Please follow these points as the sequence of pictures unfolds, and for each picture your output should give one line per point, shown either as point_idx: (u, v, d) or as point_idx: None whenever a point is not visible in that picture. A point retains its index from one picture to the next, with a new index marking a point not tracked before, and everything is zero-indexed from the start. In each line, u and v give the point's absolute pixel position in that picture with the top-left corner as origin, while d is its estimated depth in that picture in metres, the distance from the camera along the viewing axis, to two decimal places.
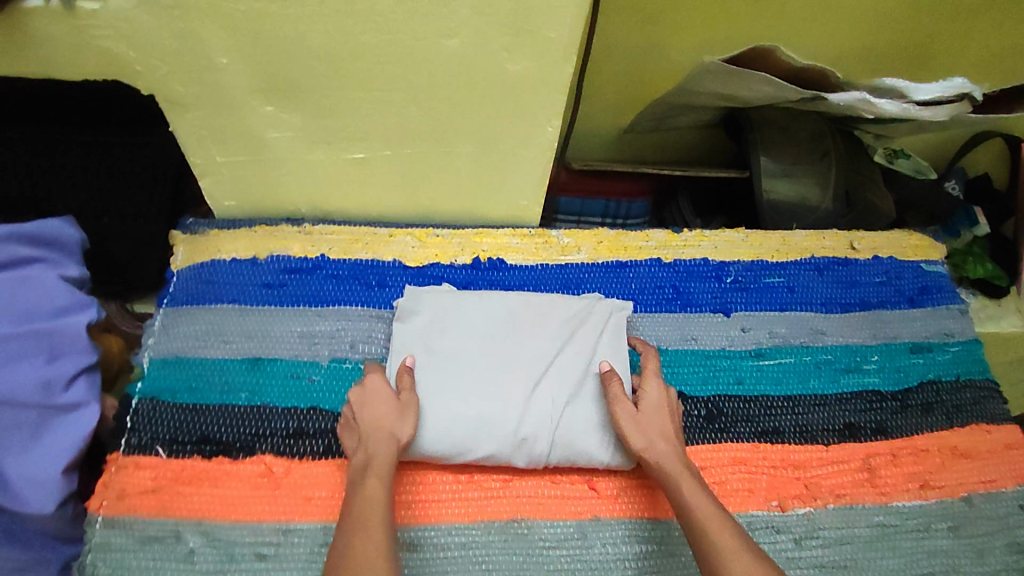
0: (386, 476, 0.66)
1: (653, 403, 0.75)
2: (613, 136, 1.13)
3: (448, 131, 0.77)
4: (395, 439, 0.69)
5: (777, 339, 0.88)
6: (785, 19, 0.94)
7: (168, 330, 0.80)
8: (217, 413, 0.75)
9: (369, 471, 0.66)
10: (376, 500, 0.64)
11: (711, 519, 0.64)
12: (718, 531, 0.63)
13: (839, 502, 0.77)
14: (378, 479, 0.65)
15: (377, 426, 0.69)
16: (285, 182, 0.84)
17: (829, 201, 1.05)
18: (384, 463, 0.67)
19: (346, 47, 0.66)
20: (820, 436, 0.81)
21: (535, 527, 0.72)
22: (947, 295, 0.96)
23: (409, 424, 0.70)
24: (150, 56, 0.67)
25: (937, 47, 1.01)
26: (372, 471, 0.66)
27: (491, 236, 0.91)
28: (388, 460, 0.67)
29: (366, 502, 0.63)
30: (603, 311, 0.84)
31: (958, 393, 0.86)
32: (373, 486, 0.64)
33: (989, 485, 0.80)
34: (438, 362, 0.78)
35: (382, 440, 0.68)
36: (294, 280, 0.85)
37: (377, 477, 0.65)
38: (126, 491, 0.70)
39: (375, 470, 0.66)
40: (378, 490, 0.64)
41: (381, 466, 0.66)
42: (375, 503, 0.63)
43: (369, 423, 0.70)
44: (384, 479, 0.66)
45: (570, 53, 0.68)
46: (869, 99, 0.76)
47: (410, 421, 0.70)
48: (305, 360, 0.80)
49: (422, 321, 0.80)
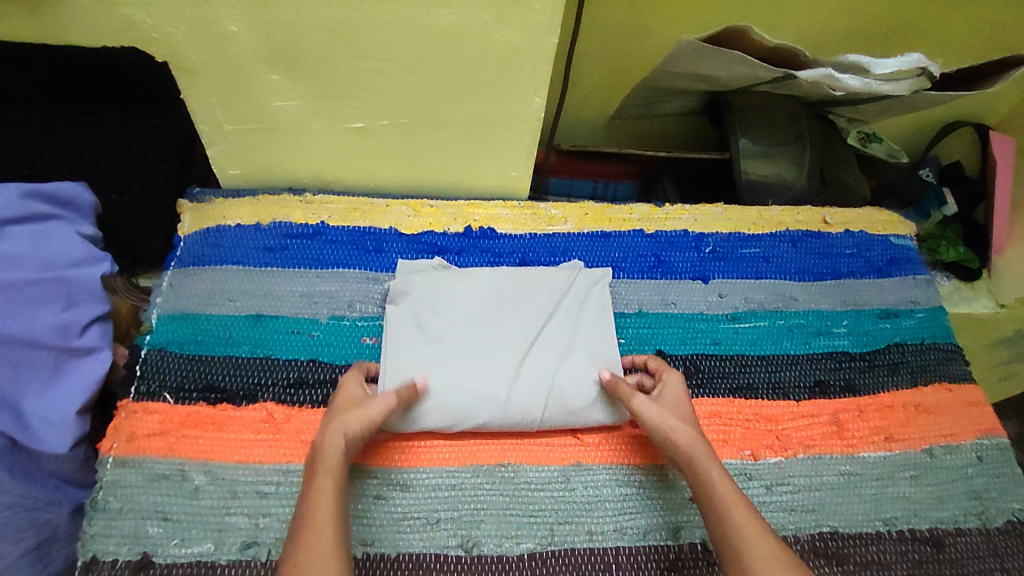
0: (337, 475, 0.65)
1: (672, 397, 0.79)
2: (601, 120, 1.18)
3: (443, 101, 0.83)
4: (349, 433, 0.68)
5: (752, 304, 0.93)
6: (759, 5, 1.00)
7: (175, 289, 0.85)
8: (222, 363, 0.79)
9: (318, 470, 0.65)
10: (328, 497, 0.63)
11: (733, 499, 0.66)
12: (739, 510, 0.65)
13: (808, 452, 0.82)
14: (332, 476, 0.65)
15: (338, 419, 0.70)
16: (289, 151, 0.89)
17: (805, 179, 1.10)
18: (333, 458, 0.66)
19: (347, 16, 0.71)
20: (791, 393, 0.86)
21: (521, 471, 0.77)
22: (914, 266, 1.01)
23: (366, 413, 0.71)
24: (165, 23, 0.72)
25: (904, 34, 1.08)
26: (322, 469, 0.65)
27: (482, 207, 0.97)
28: (337, 458, 0.66)
29: (317, 500, 0.62)
30: (584, 282, 0.89)
31: (923, 354, 0.91)
32: (324, 484, 0.64)
33: (950, 438, 0.85)
34: (430, 340, 0.82)
35: (335, 432, 0.68)
36: (295, 245, 0.89)
37: (330, 477, 0.64)
38: (135, 433, 0.74)
39: (325, 467, 0.65)
40: (329, 488, 0.63)
41: (329, 462, 0.66)
42: (323, 502, 0.62)
43: (337, 415, 0.70)
44: (336, 476, 0.65)
45: (555, 24, 0.74)
46: (834, 74, 0.82)
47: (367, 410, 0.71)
48: (306, 317, 0.84)
49: (415, 296, 0.84)
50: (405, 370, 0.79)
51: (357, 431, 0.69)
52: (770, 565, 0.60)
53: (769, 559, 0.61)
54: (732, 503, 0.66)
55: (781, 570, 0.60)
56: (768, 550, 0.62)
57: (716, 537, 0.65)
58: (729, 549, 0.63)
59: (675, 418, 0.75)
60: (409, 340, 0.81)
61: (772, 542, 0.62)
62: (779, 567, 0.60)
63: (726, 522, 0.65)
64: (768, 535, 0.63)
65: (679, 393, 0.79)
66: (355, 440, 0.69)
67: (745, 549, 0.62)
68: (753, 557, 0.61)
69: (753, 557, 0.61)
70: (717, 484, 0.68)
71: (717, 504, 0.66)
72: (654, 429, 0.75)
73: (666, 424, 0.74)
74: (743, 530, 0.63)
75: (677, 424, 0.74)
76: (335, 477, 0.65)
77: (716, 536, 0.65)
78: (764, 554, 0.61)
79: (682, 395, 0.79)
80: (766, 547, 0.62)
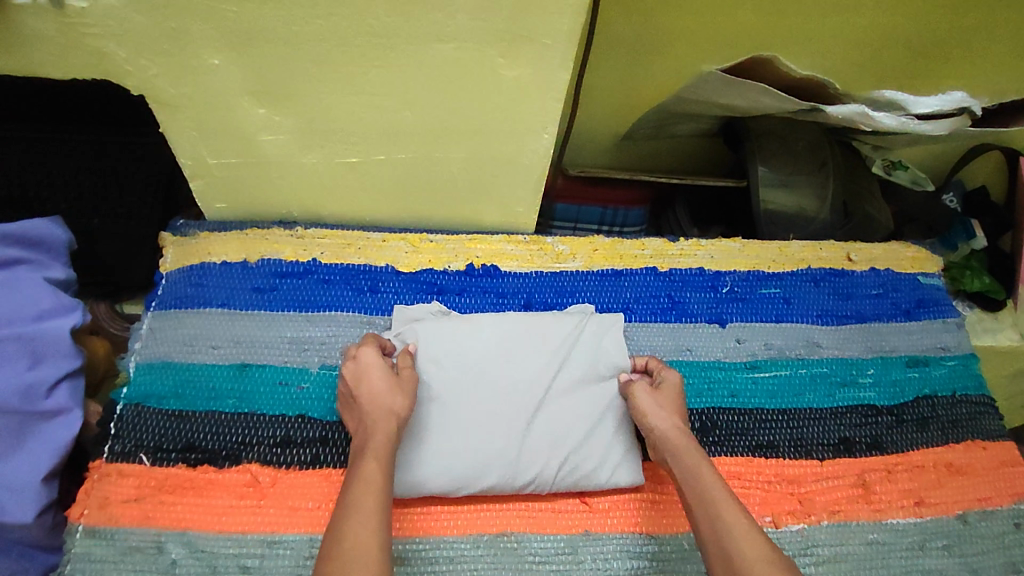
0: (383, 459, 0.64)
1: (671, 390, 0.76)
2: (610, 139, 1.09)
3: (443, 135, 0.77)
4: (394, 417, 0.68)
5: (773, 351, 0.87)
6: (783, 29, 0.93)
7: (155, 334, 0.79)
8: (203, 420, 0.74)
9: (365, 454, 0.64)
10: (373, 481, 0.61)
11: (727, 502, 0.64)
12: (732, 512, 0.62)
13: (834, 519, 0.76)
14: (376, 461, 0.63)
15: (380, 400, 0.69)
16: (277, 185, 0.83)
17: (827, 211, 1.04)
18: (382, 445, 0.65)
19: (339, 50, 0.66)
20: (815, 451, 0.81)
21: (524, 541, 0.71)
22: (944, 308, 0.95)
23: (400, 393, 0.70)
24: (140, 55, 0.66)
25: (937, 62, 1.00)
26: (369, 454, 0.64)
27: (485, 241, 0.90)
28: (382, 444, 0.65)
29: (360, 484, 0.61)
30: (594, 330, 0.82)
31: (954, 408, 0.86)
32: (371, 466, 0.62)
33: (984, 503, 0.80)
34: (428, 398, 0.75)
35: (384, 419, 0.67)
36: (284, 285, 0.83)
37: (374, 460, 0.63)
38: (108, 499, 0.69)
39: (370, 451, 0.64)
40: (373, 471, 0.62)
41: (377, 448, 0.65)
42: (370, 487, 0.61)
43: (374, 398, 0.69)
44: (382, 460, 0.64)
45: (567, 60, 0.68)
46: (869, 113, 0.76)
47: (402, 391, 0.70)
48: (294, 367, 0.78)
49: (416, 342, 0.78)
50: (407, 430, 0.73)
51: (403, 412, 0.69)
52: (762, 568, 0.57)
53: (761, 561, 0.57)
54: (722, 504, 0.63)
55: (774, 573, 0.56)
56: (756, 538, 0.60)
57: (707, 531, 0.62)
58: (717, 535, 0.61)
59: (673, 415, 0.73)
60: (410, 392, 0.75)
61: (765, 546, 0.59)
62: (771, 570, 0.56)
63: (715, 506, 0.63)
64: (760, 538, 0.60)
65: (675, 391, 0.76)
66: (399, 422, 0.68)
67: (737, 554, 0.59)
68: (744, 560, 0.58)
69: (745, 560, 0.58)
70: (708, 486, 0.65)
71: (711, 500, 0.64)
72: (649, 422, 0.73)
73: (660, 424, 0.73)
74: (735, 533, 0.60)
75: (673, 425, 0.72)
76: (381, 461, 0.64)
77: (707, 538, 0.62)
78: (752, 558, 0.58)
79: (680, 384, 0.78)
80: (757, 550, 0.59)
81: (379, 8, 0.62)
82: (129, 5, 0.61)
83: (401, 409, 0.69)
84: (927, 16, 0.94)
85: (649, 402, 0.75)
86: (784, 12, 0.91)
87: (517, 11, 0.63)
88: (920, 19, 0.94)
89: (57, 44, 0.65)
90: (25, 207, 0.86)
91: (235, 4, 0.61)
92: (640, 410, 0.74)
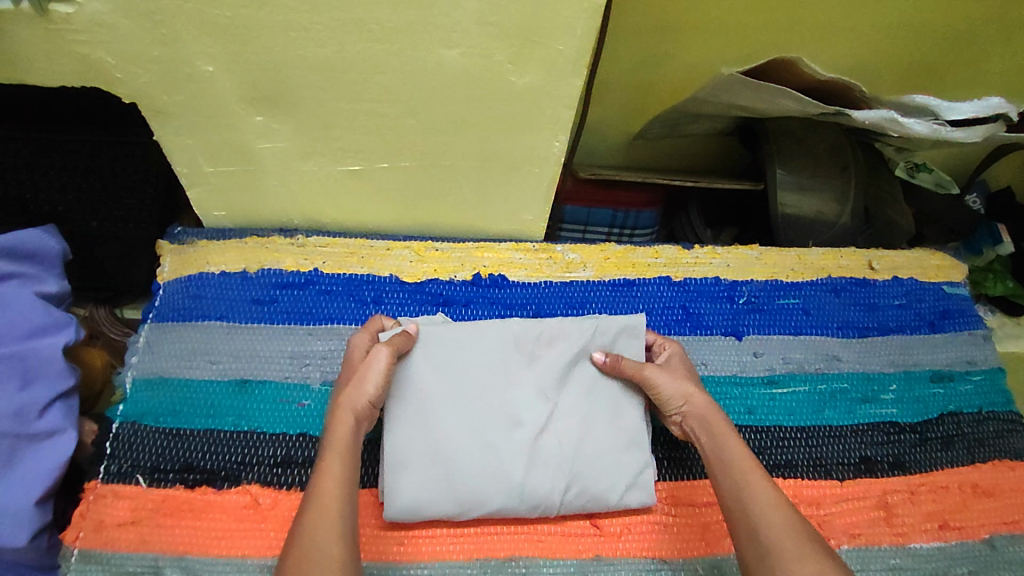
0: (347, 452, 0.62)
1: (676, 363, 0.76)
2: (622, 139, 1.05)
3: (448, 143, 0.74)
4: (358, 413, 0.65)
5: (791, 365, 0.84)
6: (805, 28, 0.89)
7: (152, 348, 0.77)
8: (202, 439, 0.71)
9: (328, 449, 0.62)
10: (336, 477, 0.60)
11: (752, 471, 0.64)
12: (756, 480, 0.63)
13: (853, 543, 0.74)
14: (337, 453, 0.62)
15: (343, 396, 0.66)
16: (275, 193, 0.80)
17: (848, 216, 1.00)
18: (344, 439, 0.63)
19: (340, 56, 0.63)
20: (834, 471, 0.78)
21: (533, 566, 0.69)
22: (970, 320, 0.92)
23: (372, 384, 0.67)
24: (130, 63, 0.63)
25: (965, 61, 0.95)
26: (330, 448, 0.62)
27: (492, 250, 0.87)
28: (348, 436, 0.63)
29: (324, 480, 0.60)
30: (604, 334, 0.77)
31: (979, 426, 0.83)
32: (331, 461, 0.61)
33: (1012, 527, 0.77)
34: (424, 414, 0.71)
35: (345, 412, 0.65)
36: (285, 296, 0.81)
37: (337, 456, 0.61)
38: (104, 522, 0.67)
39: (334, 445, 0.62)
40: (337, 467, 0.61)
41: (341, 442, 0.63)
42: (329, 481, 0.59)
43: (344, 391, 0.67)
44: (346, 454, 0.62)
45: (580, 66, 0.65)
46: (896, 117, 0.74)
47: (373, 381, 0.67)
48: (295, 383, 0.76)
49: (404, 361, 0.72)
50: (391, 439, 0.69)
51: (368, 405, 0.66)
52: (787, 540, 0.58)
53: (785, 530, 0.58)
54: (745, 472, 0.64)
55: (791, 542, 0.57)
56: (781, 518, 0.59)
57: (734, 515, 0.62)
58: (741, 516, 0.61)
59: (695, 388, 0.71)
60: (401, 409, 0.71)
61: (784, 512, 0.60)
62: (795, 539, 0.57)
63: (741, 488, 0.63)
64: (779, 503, 0.61)
65: (682, 361, 0.77)
66: (365, 417, 0.66)
67: (761, 522, 0.60)
68: (766, 526, 0.59)
69: (769, 529, 0.59)
70: (730, 448, 0.66)
71: (738, 484, 0.63)
72: (673, 402, 0.71)
73: (691, 401, 0.71)
74: (759, 502, 0.61)
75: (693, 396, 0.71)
76: (345, 456, 0.62)
77: (730, 504, 0.63)
78: (778, 527, 0.59)
79: (686, 366, 0.76)
80: (783, 518, 0.59)
81: (381, 12, 0.59)
82: (118, 10, 0.58)
83: (371, 400, 0.67)
84: (958, 14, 0.89)
85: (666, 378, 0.72)
86: (806, 11, 0.86)
87: (528, 15, 0.60)
88: (952, 17, 0.89)
89: (44, 51, 0.62)
90: (22, 207, 0.85)
91: (229, 9, 0.58)
92: (660, 390, 0.72)
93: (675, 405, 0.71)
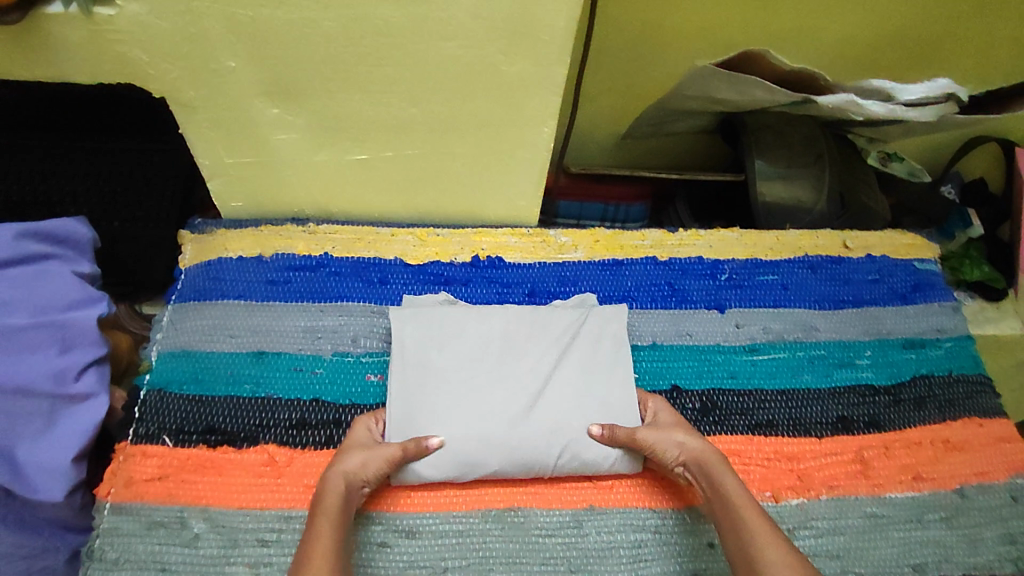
0: (336, 517, 0.64)
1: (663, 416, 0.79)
2: (611, 138, 1.12)
3: (446, 132, 0.81)
4: (348, 483, 0.68)
5: (771, 335, 0.90)
6: (775, 26, 0.96)
7: (176, 325, 0.83)
8: (222, 404, 0.77)
9: (317, 512, 0.65)
10: (324, 537, 0.62)
11: (752, 511, 0.67)
12: (754, 519, 0.66)
13: (831, 493, 0.78)
14: (327, 517, 0.64)
15: (334, 469, 0.69)
16: (289, 182, 0.87)
17: (824, 201, 1.07)
18: (332, 502, 0.65)
19: (349, 50, 0.70)
20: (813, 429, 0.83)
21: (530, 516, 0.74)
22: (940, 292, 0.98)
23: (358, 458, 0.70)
24: (161, 59, 0.71)
25: (927, 53, 1.02)
26: (321, 514, 0.64)
27: (490, 235, 0.94)
28: (337, 499, 0.66)
29: (314, 553, 0.61)
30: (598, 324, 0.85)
31: (950, 388, 0.88)
32: (322, 523, 0.63)
33: (981, 477, 0.82)
34: (426, 390, 0.77)
35: (334, 482, 0.67)
36: (298, 277, 0.87)
37: (327, 517, 0.64)
38: (133, 478, 0.72)
39: (324, 510, 0.65)
40: (326, 528, 0.63)
41: (329, 505, 0.65)
42: (322, 541, 0.62)
43: (333, 462, 0.70)
44: (332, 514, 0.64)
45: (564, 56, 0.72)
46: (857, 100, 0.82)
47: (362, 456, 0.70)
48: (308, 354, 0.82)
49: (408, 335, 0.81)
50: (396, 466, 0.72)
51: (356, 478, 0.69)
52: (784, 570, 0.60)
53: (783, 564, 0.61)
54: (747, 515, 0.66)
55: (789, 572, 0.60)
56: (780, 556, 0.62)
57: (736, 554, 0.65)
58: (742, 553, 0.64)
59: (686, 435, 0.74)
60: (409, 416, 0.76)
61: (784, 549, 0.62)
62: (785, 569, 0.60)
63: (742, 528, 0.66)
64: (779, 542, 0.63)
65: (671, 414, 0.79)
66: (354, 487, 0.69)
67: (759, 556, 0.62)
68: (768, 562, 0.61)
69: (768, 562, 0.61)
70: (733, 494, 0.69)
71: (739, 521, 0.66)
72: (670, 452, 0.74)
73: (683, 446, 0.73)
74: (758, 539, 0.64)
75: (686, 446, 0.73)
76: (331, 517, 0.64)
77: (731, 545, 0.66)
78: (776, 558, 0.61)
79: (675, 416, 0.79)
80: (778, 550, 0.62)
81: (385, 8, 0.66)
82: (152, 11, 0.66)
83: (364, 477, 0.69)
84: (915, 9, 0.96)
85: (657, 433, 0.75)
86: (776, 9, 0.94)
87: (516, 8, 0.67)
88: (910, 12, 0.97)
89: (85, 49, 0.69)
90: (48, 209, 0.92)
91: (250, 8, 0.66)
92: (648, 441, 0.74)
93: (673, 455, 0.74)
